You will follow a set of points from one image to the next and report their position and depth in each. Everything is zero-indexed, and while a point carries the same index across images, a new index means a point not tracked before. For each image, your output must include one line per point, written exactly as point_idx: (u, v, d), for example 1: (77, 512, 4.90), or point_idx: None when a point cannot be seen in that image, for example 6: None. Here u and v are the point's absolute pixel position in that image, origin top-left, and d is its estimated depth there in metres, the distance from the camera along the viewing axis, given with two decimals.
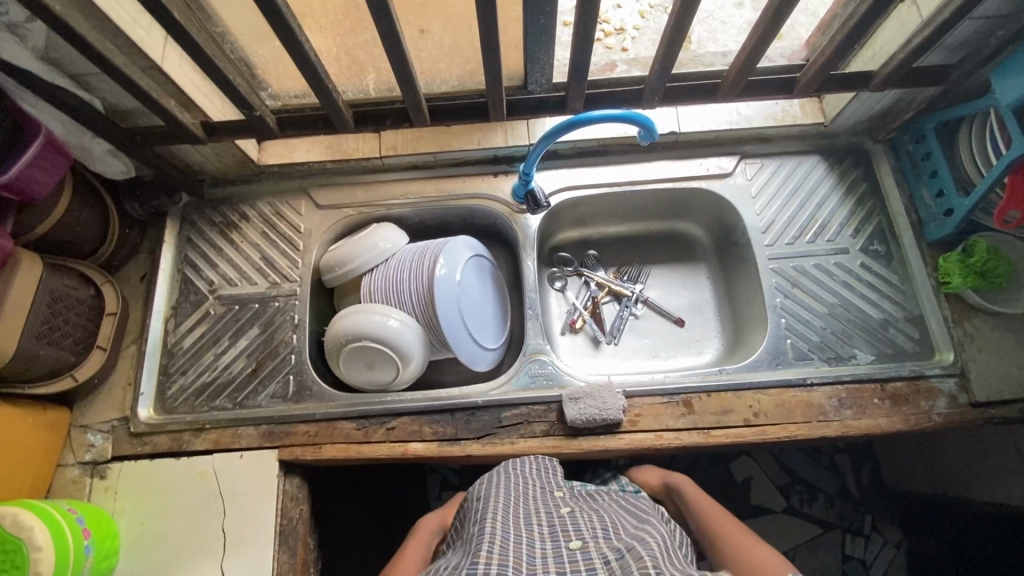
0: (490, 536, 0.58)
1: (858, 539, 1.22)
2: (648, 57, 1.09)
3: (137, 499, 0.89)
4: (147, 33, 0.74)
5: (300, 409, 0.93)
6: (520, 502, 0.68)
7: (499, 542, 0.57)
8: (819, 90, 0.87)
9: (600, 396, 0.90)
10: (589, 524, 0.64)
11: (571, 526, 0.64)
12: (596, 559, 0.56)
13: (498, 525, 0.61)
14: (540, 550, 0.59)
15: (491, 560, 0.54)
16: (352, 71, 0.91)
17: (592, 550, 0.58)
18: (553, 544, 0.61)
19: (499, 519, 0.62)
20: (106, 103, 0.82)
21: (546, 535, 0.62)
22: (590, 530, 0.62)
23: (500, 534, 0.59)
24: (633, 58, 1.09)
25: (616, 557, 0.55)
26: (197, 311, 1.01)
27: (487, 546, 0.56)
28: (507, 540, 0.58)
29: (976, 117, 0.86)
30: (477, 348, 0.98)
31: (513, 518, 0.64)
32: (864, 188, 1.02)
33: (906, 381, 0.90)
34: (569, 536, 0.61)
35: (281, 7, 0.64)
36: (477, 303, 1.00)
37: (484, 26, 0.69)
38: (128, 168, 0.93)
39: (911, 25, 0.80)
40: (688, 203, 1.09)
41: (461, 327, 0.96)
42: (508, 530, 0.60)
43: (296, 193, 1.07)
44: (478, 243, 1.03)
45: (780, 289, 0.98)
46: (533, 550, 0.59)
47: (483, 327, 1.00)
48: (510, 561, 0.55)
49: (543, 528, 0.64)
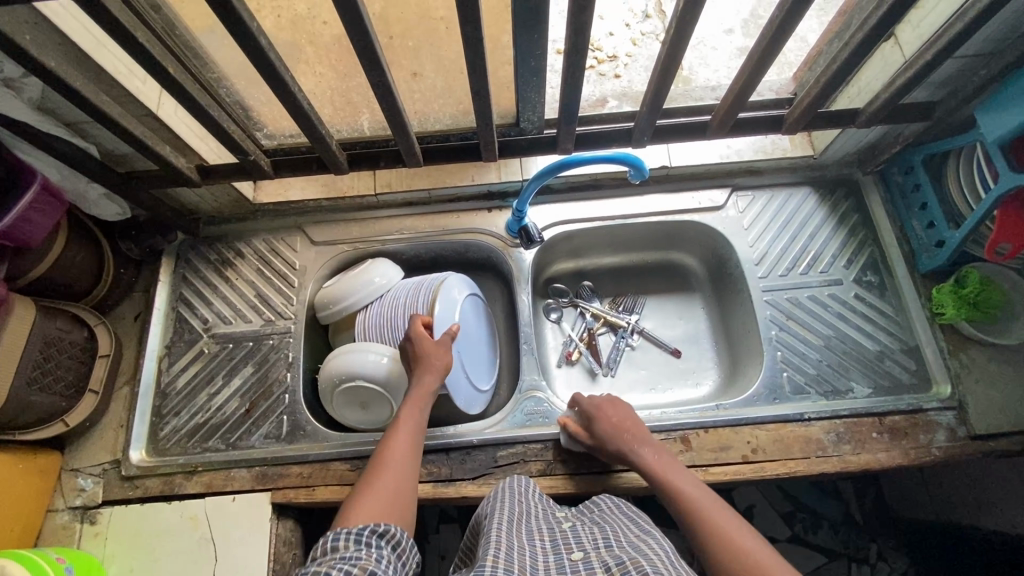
0: (495, 541, 0.59)
1: (864, 568, 1.20)
2: (640, 85, 1.11)
3: (126, 545, 0.87)
4: (143, 83, 0.75)
5: (294, 450, 0.92)
6: (523, 515, 0.69)
7: (504, 548, 0.58)
8: (808, 127, 0.87)
9: None
10: (590, 536, 0.64)
11: (572, 539, 0.64)
12: (598, 568, 0.56)
13: (503, 532, 0.62)
14: (542, 562, 0.59)
15: (497, 564, 0.54)
16: (347, 112, 0.92)
17: (594, 560, 0.58)
18: (556, 557, 0.61)
19: (503, 528, 0.62)
20: (101, 148, 0.83)
21: (548, 548, 0.62)
22: (590, 540, 0.63)
23: (506, 542, 0.59)
24: (625, 86, 1.11)
25: (616, 562, 0.55)
26: (192, 350, 1.00)
27: (491, 550, 0.57)
28: (512, 547, 0.58)
29: (963, 151, 0.87)
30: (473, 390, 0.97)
31: (518, 530, 0.64)
32: (855, 218, 1.03)
33: (904, 414, 0.90)
34: (571, 549, 0.62)
35: (273, 60, 0.65)
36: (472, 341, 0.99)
37: (475, 75, 0.70)
38: (124, 210, 0.95)
39: (895, 64, 0.81)
40: (682, 234, 1.09)
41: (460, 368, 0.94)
42: (512, 539, 0.61)
43: (291, 230, 1.07)
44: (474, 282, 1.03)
45: (774, 322, 0.98)
46: (535, 561, 0.59)
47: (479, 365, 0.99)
48: (515, 568, 0.55)
49: (546, 542, 0.64)
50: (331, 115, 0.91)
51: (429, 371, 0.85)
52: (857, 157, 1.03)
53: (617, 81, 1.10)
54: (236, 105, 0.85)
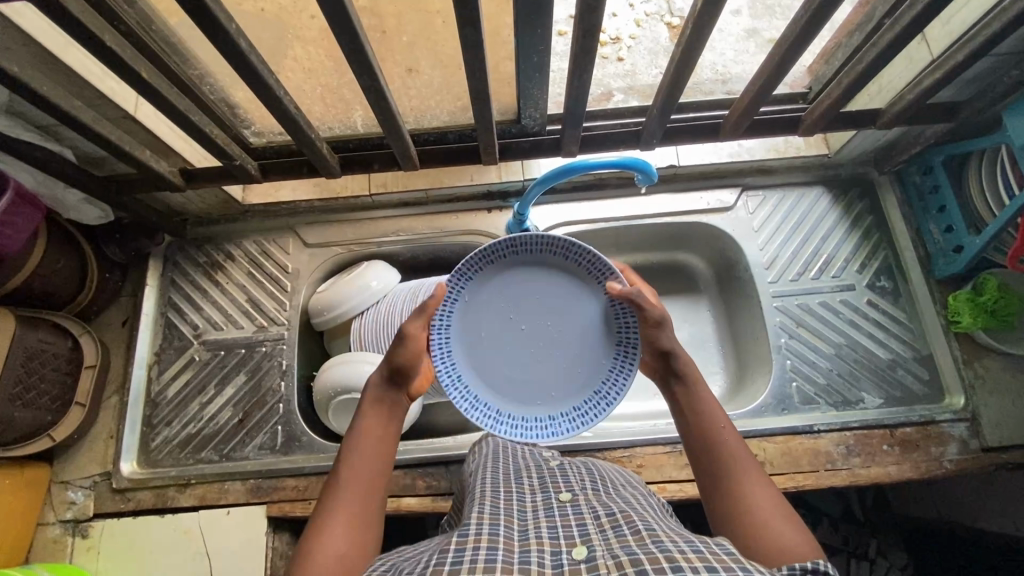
0: (481, 498, 0.55)
1: (864, 564, 1.13)
2: (644, 69, 1.06)
3: (119, 559, 0.86)
4: (118, 85, 0.70)
5: (289, 462, 0.90)
6: (509, 462, 0.66)
7: (489, 502, 0.54)
8: (826, 127, 0.83)
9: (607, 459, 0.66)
10: (579, 479, 0.61)
11: (561, 479, 0.61)
12: (586, 513, 0.52)
13: (488, 487, 0.58)
14: (530, 504, 0.56)
15: (483, 520, 0.50)
16: (339, 110, 0.86)
17: (582, 504, 0.54)
18: (544, 496, 0.57)
19: (488, 483, 0.59)
20: (77, 152, 0.78)
21: (535, 488, 0.59)
22: (578, 483, 0.60)
23: (492, 495, 0.56)
24: (629, 70, 1.05)
25: (606, 513, 0.51)
26: (182, 358, 0.97)
27: (477, 508, 0.53)
28: (497, 500, 0.55)
29: (987, 153, 0.83)
30: (474, 403, 0.71)
31: (504, 478, 0.61)
32: (870, 220, 0.99)
33: (916, 426, 0.88)
34: (559, 489, 0.58)
35: (256, 63, 0.60)
36: (472, 318, 0.73)
37: (473, 77, 0.65)
38: (106, 213, 0.90)
39: (921, 62, 0.77)
40: (690, 236, 1.05)
41: (436, 355, 0.71)
42: (498, 491, 0.57)
43: (283, 232, 1.03)
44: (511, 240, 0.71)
45: (784, 329, 0.95)
46: (522, 505, 0.55)
47: (493, 377, 0.73)
48: (501, 519, 0.51)
49: (533, 482, 0.61)
50: (322, 114, 0.85)
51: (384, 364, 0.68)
52: (874, 156, 0.98)
53: (620, 65, 1.05)
54: (221, 104, 0.79)
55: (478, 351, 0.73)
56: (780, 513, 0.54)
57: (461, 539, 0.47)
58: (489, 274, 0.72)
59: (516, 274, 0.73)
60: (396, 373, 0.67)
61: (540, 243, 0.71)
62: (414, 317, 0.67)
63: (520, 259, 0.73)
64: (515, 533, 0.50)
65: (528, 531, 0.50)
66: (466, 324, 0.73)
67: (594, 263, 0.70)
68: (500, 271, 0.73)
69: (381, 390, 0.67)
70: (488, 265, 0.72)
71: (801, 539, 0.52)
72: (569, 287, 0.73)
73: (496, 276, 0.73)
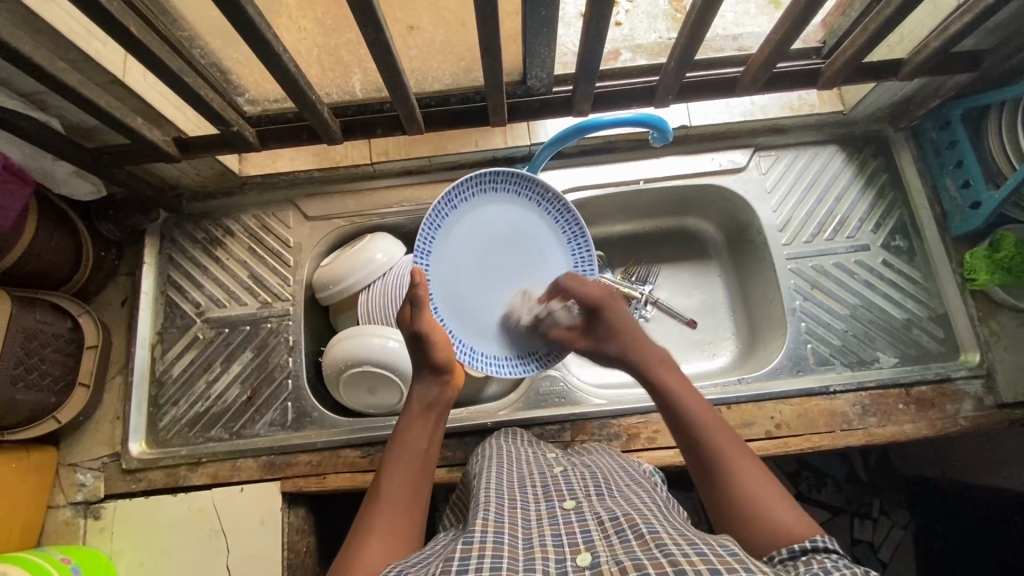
0: (485, 504, 0.55)
1: (867, 523, 1.15)
2: None
3: (134, 538, 0.85)
4: (104, 46, 0.66)
5: (301, 438, 0.89)
6: (513, 469, 0.66)
7: (494, 509, 0.54)
8: (845, 81, 0.80)
9: (612, 456, 0.70)
10: (580, 483, 0.60)
11: (564, 485, 0.60)
12: (590, 519, 0.52)
13: (490, 493, 0.58)
14: (535, 512, 0.55)
15: (486, 527, 0.50)
16: (337, 73, 0.82)
17: (586, 510, 0.53)
18: (546, 505, 0.57)
19: (490, 489, 0.59)
20: (64, 121, 0.74)
21: (540, 496, 0.59)
22: (582, 488, 0.59)
23: (495, 501, 0.56)
24: None
25: (609, 517, 0.51)
26: (185, 337, 0.95)
27: (482, 513, 0.53)
28: (502, 505, 0.55)
29: (1007, 104, 0.80)
30: (505, 360, 0.81)
31: (508, 485, 0.60)
32: (885, 178, 0.97)
33: (931, 384, 0.87)
34: (563, 496, 0.57)
35: (252, 16, 0.56)
36: (456, 288, 0.80)
37: (483, 32, 0.62)
38: (98, 188, 0.86)
39: (946, 9, 0.73)
40: (701, 200, 1.03)
41: (456, 344, 0.79)
42: (502, 496, 0.57)
43: (282, 205, 0.99)
44: (447, 200, 0.78)
45: (799, 291, 0.93)
46: (527, 513, 0.55)
47: (499, 325, 0.81)
48: (506, 527, 0.51)
49: (538, 488, 0.60)
50: (319, 77, 0.81)
51: (426, 377, 0.72)
52: (889, 112, 0.95)
53: None
54: (214, 69, 0.75)
55: (483, 320, 0.81)
56: (780, 502, 0.56)
57: (465, 547, 0.48)
58: (439, 244, 0.78)
59: (460, 231, 0.79)
60: (434, 372, 0.72)
61: (467, 189, 0.78)
62: (420, 313, 0.71)
63: (463, 210, 0.79)
64: (520, 541, 0.50)
65: (531, 539, 0.50)
66: (450, 298, 0.79)
67: (521, 180, 0.80)
68: (449, 236, 0.79)
69: (427, 395, 0.71)
70: (435, 237, 0.78)
71: (796, 517, 0.54)
72: (511, 214, 0.81)
73: (449, 242, 0.79)
